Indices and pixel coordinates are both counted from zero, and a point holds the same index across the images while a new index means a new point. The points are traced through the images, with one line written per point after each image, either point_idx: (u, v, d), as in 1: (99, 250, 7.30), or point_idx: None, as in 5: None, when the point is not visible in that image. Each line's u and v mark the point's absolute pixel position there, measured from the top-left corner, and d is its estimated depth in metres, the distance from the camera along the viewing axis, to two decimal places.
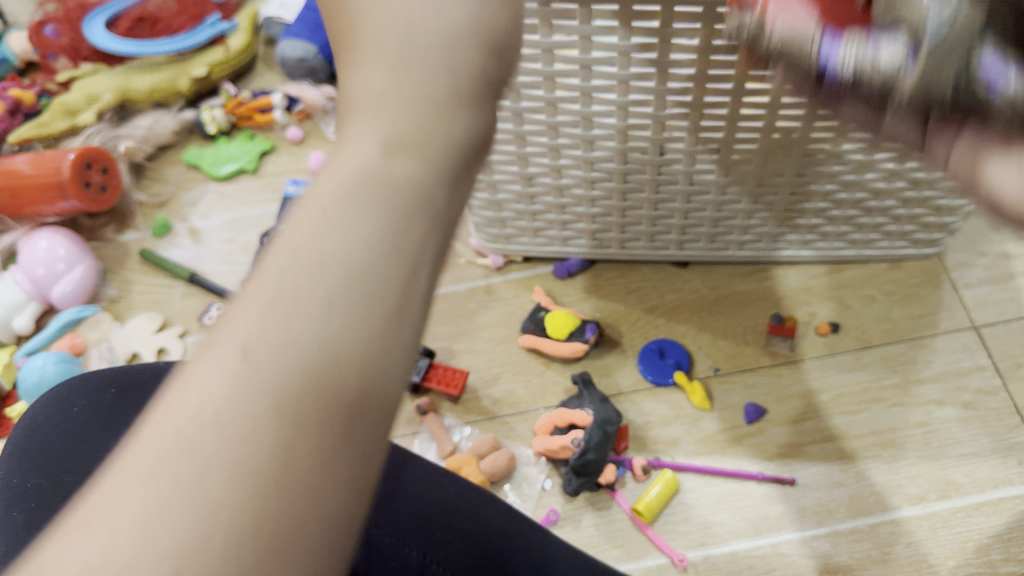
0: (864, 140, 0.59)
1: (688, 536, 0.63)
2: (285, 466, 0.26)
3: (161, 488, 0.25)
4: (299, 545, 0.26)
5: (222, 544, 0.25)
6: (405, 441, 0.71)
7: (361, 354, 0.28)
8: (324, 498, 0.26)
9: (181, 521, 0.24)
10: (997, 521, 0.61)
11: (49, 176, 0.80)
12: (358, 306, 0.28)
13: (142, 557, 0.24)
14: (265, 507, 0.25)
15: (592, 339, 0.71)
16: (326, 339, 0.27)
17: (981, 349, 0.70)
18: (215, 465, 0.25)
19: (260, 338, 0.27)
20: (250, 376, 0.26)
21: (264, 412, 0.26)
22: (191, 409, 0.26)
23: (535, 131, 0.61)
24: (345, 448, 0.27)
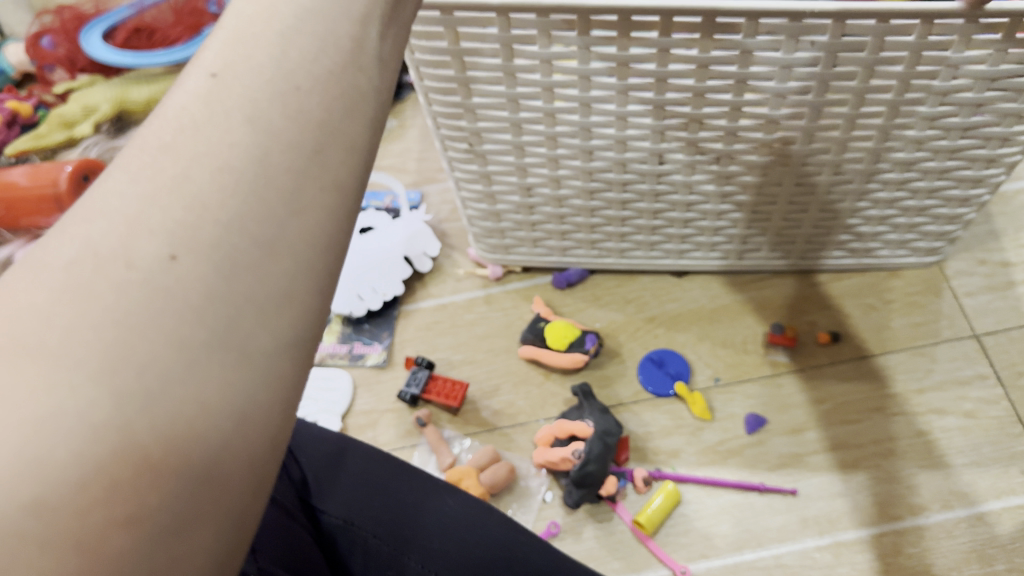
0: (863, 148, 0.59)
1: (690, 548, 0.63)
2: (264, 178, 0.25)
3: (145, 194, 0.24)
4: (283, 261, 0.25)
5: (210, 247, 0.24)
6: (404, 453, 0.70)
7: (337, 74, 0.27)
8: (307, 221, 0.25)
9: (167, 223, 0.23)
10: (1001, 531, 0.61)
11: (46, 188, 0.79)
12: (331, 25, 0.27)
13: (129, 253, 0.23)
14: (250, 214, 0.24)
15: (592, 350, 0.72)
16: (302, 56, 0.26)
17: (982, 357, 0.70)
18: (198, 171, 0.24)
19: (236, 59, 0.26)
20: (225, 89, 0.25)
21: (243, 121, 0.25)
22: (171, 124, 0.25)
23: (534, 142, 0.61)
24: (325, 168, 0.26)
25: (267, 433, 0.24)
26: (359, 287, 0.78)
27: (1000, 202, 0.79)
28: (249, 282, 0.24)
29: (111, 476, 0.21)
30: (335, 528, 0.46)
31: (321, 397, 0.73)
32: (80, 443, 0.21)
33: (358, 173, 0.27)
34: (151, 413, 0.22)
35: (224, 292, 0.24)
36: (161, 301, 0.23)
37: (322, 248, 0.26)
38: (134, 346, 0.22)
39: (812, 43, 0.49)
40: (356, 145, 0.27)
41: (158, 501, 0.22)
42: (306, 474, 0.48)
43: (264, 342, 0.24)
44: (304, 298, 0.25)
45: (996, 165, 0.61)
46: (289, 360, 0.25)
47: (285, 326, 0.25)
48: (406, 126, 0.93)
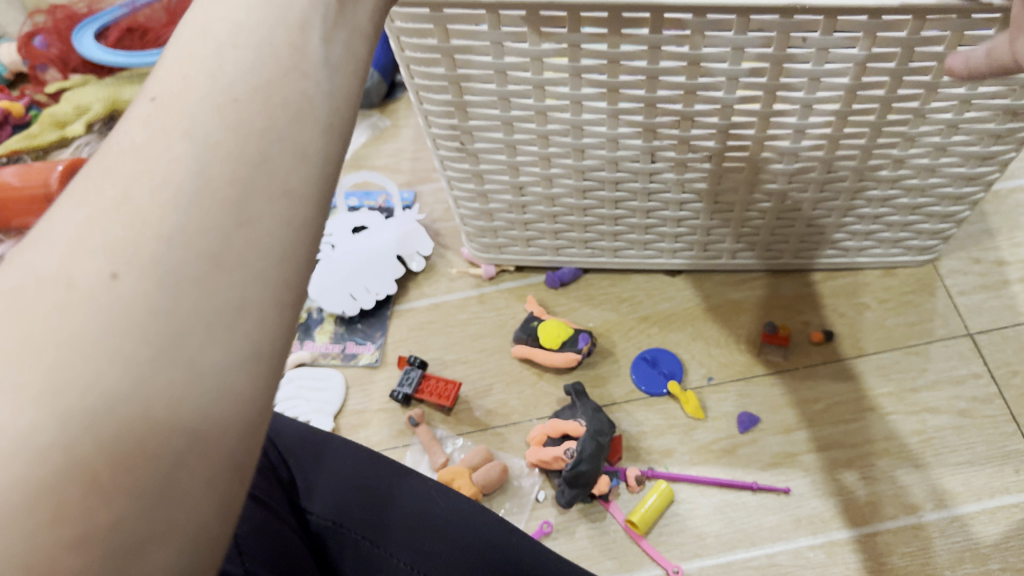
0: (856, 146, 0.59)
1: (683, 547, 0.63)
2: (208, 188, 0.25)
3: (89, 217, 0.24)
4: (232, 271, 0.25)
5: (155, 260, 0.23)
6: (396, 453, 0.70)
7: (277, 83, 0.27)
8: (256, 230, 0.25)
9: (109, 241, 0.23)
10: (995, 530, 0.61)
11: (37, 188, 0.79)
12: (266, 37, 0.27)
13: (71, 274, 0.23)
14: (195, 225, 0.24)
15: (585, 349, 0.71)
16: (236, 69, 0.26)
17: (976, 356, 0.70)
18: (139, 189, 0.24)
19: (172, 81, 0.26)
20: (163, 110, 0.26)
21: (183, 137, 0.25)
22: (114, 149, 0.25)
23: (525, 140, 0.61)
24: (273, 175, 0.26)
25: (223, 449, 0.24)
26: (351, 287, 0.78)
27: (994, 200, 0.79)
28: (197, 294, 0.24)
29: (56, 498, 0.21)
30: (325, 529, 0.46)
31: (314, 397, 0.73)
32: (22, 466, 0.21)
33: (313, 180, 0.27)
34: (98, 428, 0.22)
35: (172, 303, 0.23)
36: (104, 318, 0.23)
37: (276, 256, 0.26)
38: (77, 365, 0.22)
39: (804, 40, 0.49)
40: (307, 151, 0.27)
41: (107, 521, 0.22)
42: (295, 476, 0.48)
43: (217, 355, 0.24)
44: (259, 308, 0.25)
45: (989, 162, 0.60)
46: (247, 373, 0.25)
47: (238, 336, 0.24)
48: (399, 125, 0.93)
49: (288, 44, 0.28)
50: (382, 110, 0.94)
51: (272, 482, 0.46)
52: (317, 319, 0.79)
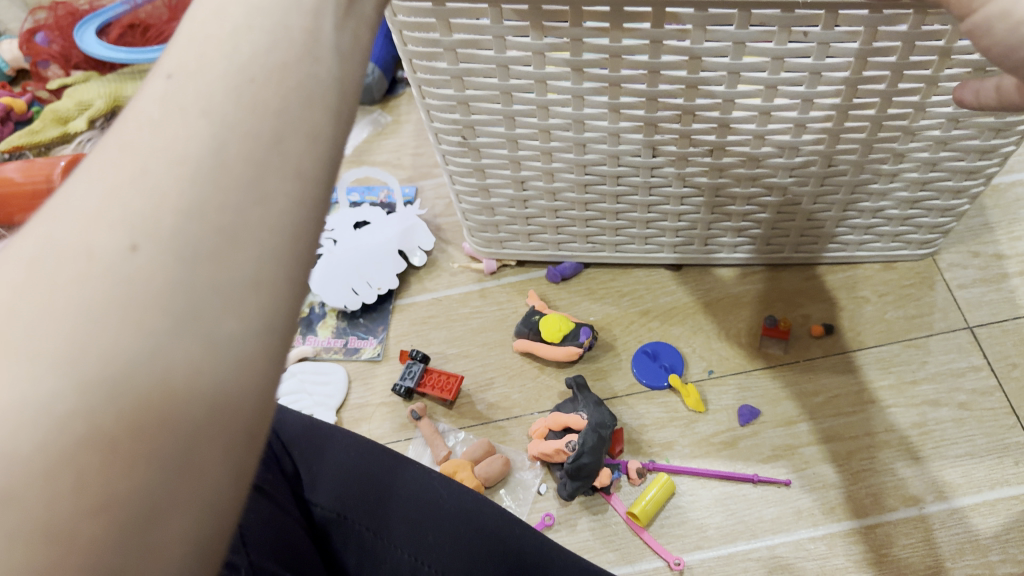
0: (856, 140, 0.59)
1: (685, 539, 0.63)
2: (224, 164, 0.25)
3: (107, 190, 0.24)
4: (249, 247, 0.25)
5: (175, 234, 0.24)
6: (398, 447, 0.70)
7: (291, 65, 0.27)
8: (271, 207, 0.26)
9: (127, 215, 0.24)
10: (995, 522, 0.61)
11: (40, 183, 0.80)
12: (282, 21, 0.28)
13: (89, 247, 0.23)
14: (213, 200, 0.24)
15: (587, 342, 0.71)
16: (254, 49, 0.27)
17: (975, 349, 0.70)
18: (156, 164, 0.24)
19: (188, 60, 0.26)
20: (179, 86, 0.26)
21: (199, 114, 0.25)
22: (130, 125, 0.25)
23: (527, 135, 0.61)
24: (287, 155, 0.26)
25: (239, 421, 0.24)
26: (353, 282, 0.78)
27: (994, 194, 0.79)
28: (214, 268, 0.24)
29: (79, 464, 0.21)
30: (328, 521, 0.46)
31: (316, 391, 0.73)
32: (47, 430, 0.21)
33: (323, 163, 0.28)
34: (119, 398, 0.22)
35: (190, 276, 0.24)
36: (122, 290, 0.23)
37: (289, 233, 0.26)
38: (99, 335, 0.22)
39: (805, 34, 0.49)
40: (319, 132, 0.28)
41: (128, 489, 0.22)
42: (300, 468, 0.48)
43: (234, 329, 0.24)
44: (275, 284, 0.25)
45: (989, 156, 0.61)
46: (261, 347, 0.25)
47: (254, 311, 0.25)
48: (400, 120, 0.93)
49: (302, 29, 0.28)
50: (383, 107, 0.95)
51: (277, 475, 0.46)
52: (319, 313, 0.79)
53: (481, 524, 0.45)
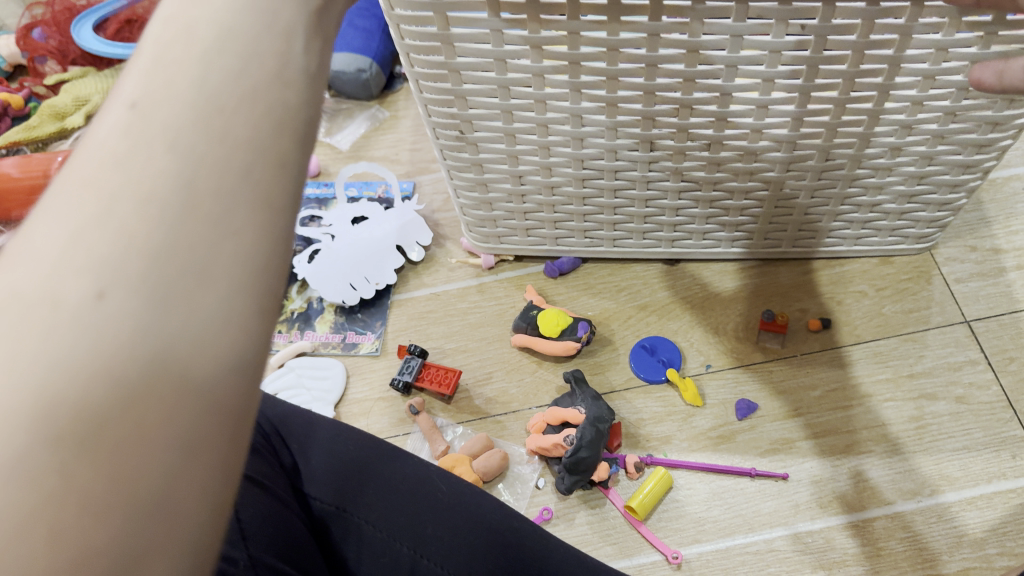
0: (854, 134, 0.59)
1: (682, 532, 0.63)
2: (193, 202, 0.25)
3: (72, 233, 0.24)
4: (220, 285, 0.24)
5: (143, 279, 0.23)
6: (397, 441, 0.70)
7: (262, 91, 0.27)
8: (243, 241, 0.25)
9: (93, 260, 0.23)
10: (992, 515, 0.61)
11: (39, 178, 0.80)
12: (254, 43, 0.27)
13: (55, 294, 0.23)
14: (182, 240, 0.24)
15: (584, 337, 0.71)
16: (224, 76, 0.26)
17: (973, 343, 0.70)
18: (122, 204, 0.24)
19: (153, 86, 0.25)
20: (145, 118, 0.25)
21: (166, 149, 0.25)
22: (94, 157, 0.25)
23: (525, 129, 0.61)
24: (258, 183, 0.26)
25: (215, 461, 0.24)
26: (352, 277, 0.78)
27: (991, 188, 0.79)
28: (184, 311, 0.24)
29: (49, 523, 0.21)
30: (326, 515, 0.46)
31: (314, 386, 0.73)
32: (13, 496, 0.21)
33: (295, 189, 0.27)
34: (87, 456, 0.22)
35: (157, 325, 0.23)
36: (90, 341, 0.23)
37: (261, 264, 0.26)
38: (66, 392, 0.22)
39: (802, 27, 0.50)
40: (291, 156, 0.27)
41: (101, 543, 0.22)
42: (298, 461, 0.48)
43: (205, 372, 0.24)
44: (247, 321, 0.25)
45: (987, 150, 0.61)
46: (234, 386, 0.25)
47: (226, 351, 0.24)
48: (398, 116, 0.93)
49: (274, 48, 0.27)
50: (380, 102, 0.95)
51: (274, 467, 0.46)
52: (317, 308, 0.79)
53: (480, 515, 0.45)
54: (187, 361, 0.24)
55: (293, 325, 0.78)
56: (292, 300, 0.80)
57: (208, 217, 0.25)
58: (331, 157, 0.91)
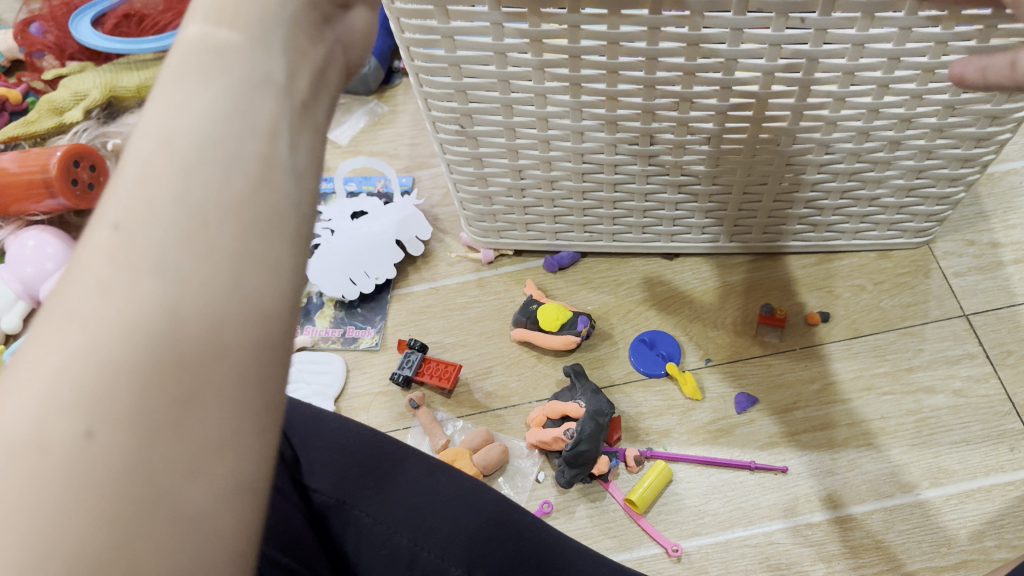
0: (853, 128, 0.59)
1: (682, 525, 0.63)
2: (180, 324, 0.25)
3: (57, 367, 0.24)
4: (211, 407, 0.25)
5: (132, 411, 0.24)
6: (397, 435, 0.70)
7: (247, 200, 0.27)
8: (232, 358, 0.25)
9: (79, 397, 0.23)
10: (990, 507, 0.62)
11: (37, 173, 0.79)
12: (235, 152, 0.27)
13: (43, 436, 0.23)
14: (169, 364, 0.24)
15: (583, 332, 0.72)
16: (205, 189, 0.26)
17: (971, 337, 0.70)
18: (107, 335, 0.24)
19: (135, 208, 0.26)
20: (129, 240, 0.25)
21: (150, 272, 0.25)
22: (77, 286, 0.25)
23: (525, 123, 0.61)
24: (247, 294, 0.26)
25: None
26: (351, 271, 0.78)
27: (989, 182, 0.79)
28: (175, 439, 0.24)
29: None
30: (328, 507, 0.45)
31: (314, 380, 0.73)
32: None
33: (286, 297, 0.27)
34: None
35: (146, 463, 0.23)
36: (81, 480, 0.23)
37: (254, 377, 0.26)
38: (59, 532, 0.22)
39: (802, 20, 0.50)
40: (281, 262, 0.27)
41: None
42: (298, 454, 0.47)
43: (200, 499, 0.24)
44: (240, 442, 0.25)
45: (986, 144, 0.61)
46: (232, 510, 0.25)
47: (218, 475, 0.25)
48: (397, 110, 0.93)
49: (257, 152, 0.28)
50: (379, 97, 0.95)
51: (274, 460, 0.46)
52: (316, 303, 0.79)
53: (482, 507, 0.45)
54: (179, 489, 0.24)
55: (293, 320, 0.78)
56: None
57: (196, 339, 0.25)
58: (329, 152, 0.91)
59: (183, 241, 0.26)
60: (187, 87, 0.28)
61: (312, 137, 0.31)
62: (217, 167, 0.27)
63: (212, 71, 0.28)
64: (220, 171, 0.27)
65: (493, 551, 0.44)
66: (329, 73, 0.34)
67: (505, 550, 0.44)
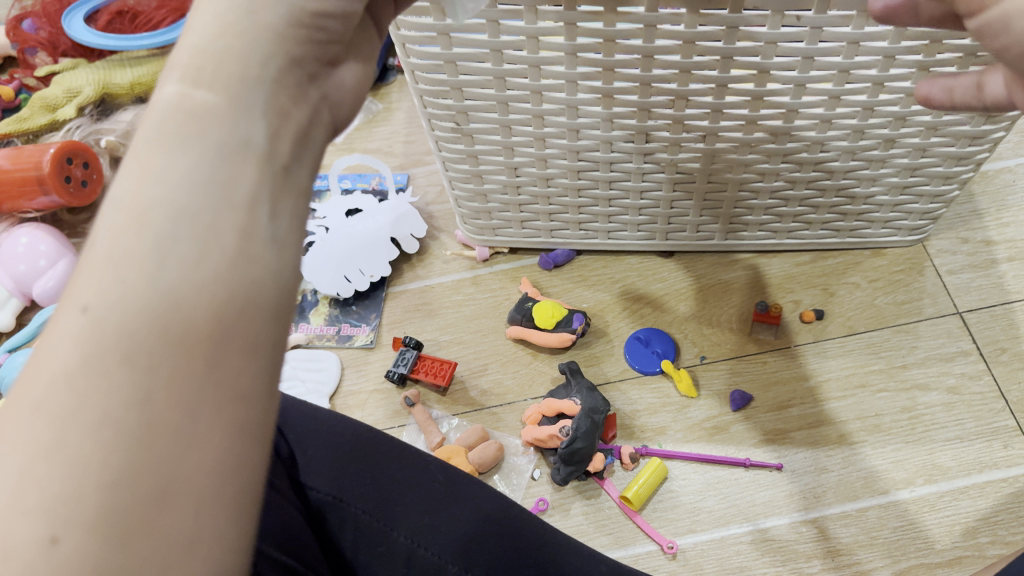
0: (847, 126, 0.60)
1: (677, 522, 0.63)
2: (151, 421, 0.25)
3: (24, 467, 0.24)
4: (182, 504, 0.25)
5: (100, 514, 0.24)
6: (392, 433, 0.70)
7: (224, 277, 0.27)
8: (205, 450, 0.25)
9: (45, 499, 0.23)
10: (984, 504, 0.62)
11: (30, 171, 0.79)
12: (212, 226, 0.27)
13: (7, 541, 0.23)
14: (139, 463, 0.24)
15: (579, 329, 0.71)
16: (181, 267, 0.26)
17: (965, 334, 0.70)
18: (75, 430, 0.24)
19: (106, 289, 0.25)
20: (99, 326, 0.25)
21: (120, 363, 0.25)
22: (45, 376, 0.25)
23: (521, 121, 0.61)
24: (223, 380, 0.26)
25: None
26: (346, 269, 0.78)
27: (982, 180, 0.80)
28: (144, 540, 0.24)
29: None
30: (324, 505, 0.46)
31: (309, 378, 0.73)
32: None
33: (263, 376, 0.27)
34: None
35: (113, 565, 0.24)
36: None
37: (229, 467, 0.26)
38: None
39: (798, 18, 0.50)
40: (257, 342, 0.27)
41: None
42: (294, 452, 0.47)
43: None
44: (213, 536, 0.25)
45: (980, 141, 0.61)
46: None
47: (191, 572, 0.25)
48: (392, 108, 0.93)
49: (233, 228, 0.27)
50: (374, 94, 0.94)
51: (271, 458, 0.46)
52: (311, 301, 0.79)
53: (479, 505, 0.45)
54: None
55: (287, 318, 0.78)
56: None
57: (167, 435, 0.25)
58: None
59: (156, 330, 0.25)
60: (164, 152, 0.27)
61: (295, 199, 0.30)
62: (194, 244, 0.26)
63: (191, 132, 0.28)
64: (198, 248, 0.26)
65: (492, 549, 0.44)
66: (317, 123, 0.33)
67: (502, 548, 0.44)
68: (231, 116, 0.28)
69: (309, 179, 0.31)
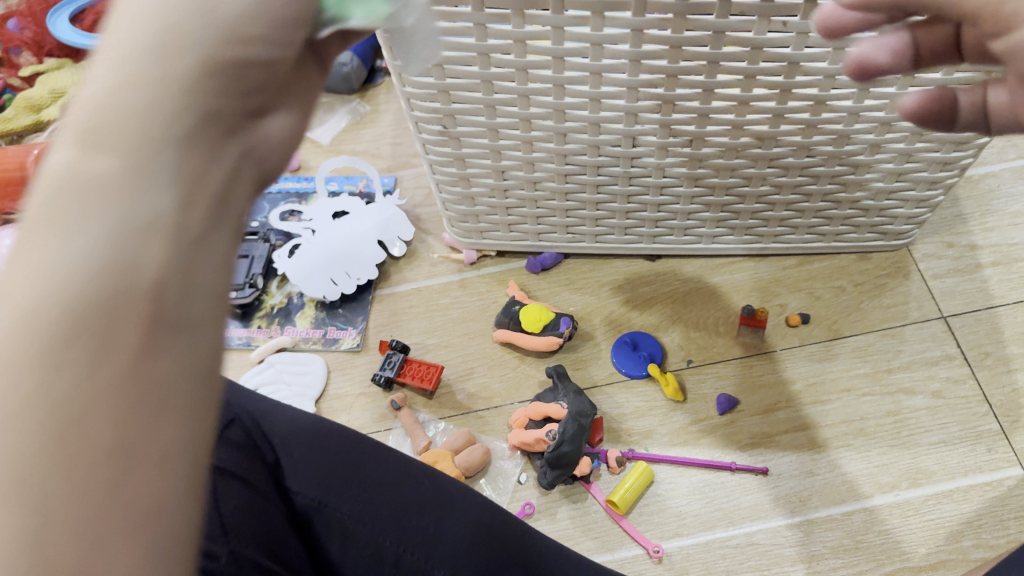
0: (833, 131, 0.60)
1: (663, 526, 0.63)
2: (44, 558, 0.22)
3: None
4: None
5: None
6: (378, 437, 0.70)
7: (125, 383, 0.24)
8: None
9: None
10: (968, 508, 0.62)
11: (14, 171, 0.79)
12: (111, 325, 0.24)
13: None
14: None
15: (566, 333, 0.71)
16: (72, 379, 0.23)
17: (949, 339, 0.71)
18: None
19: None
20: None
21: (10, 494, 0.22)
22: None
23: (508, 124, 0.61)
24: (131, 501, 0.23)
25: None
26: (333, 271, 0.77)
27: (967, 185, 0.80)
28: None
29: None
30: (309, 509, 0.45)
31: (294, 382, 0.73)
32: None
33: (184, 484, 0.25)
34: None
35: None
36: None
37: None
38: None
39: (784, 24, 0.50)
40: (173, 446, 0.24)
41: None
42: (280, 458, 0.46)
43: None
44: None
45: (964, 147, 0.61)
46: None
47: None
48: (379, 110, 0.93)
49: (134, 325, 0.24)
50: (361, 96, 0.94)
51: (257, 463, 0.45)
52: (297, 303, 0.78)
53: (466, 510, 0.45)
54: None
55: (273, 321, 0.77)
56: (272, 295, 0.79)
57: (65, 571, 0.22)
58: (311, 151, 0.90)
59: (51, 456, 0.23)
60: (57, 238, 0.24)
61: (220, 264, 0.27)
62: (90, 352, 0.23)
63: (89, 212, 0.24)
64: (94, 355, 0.23)
65: (479, 554, 0.43)
66: (253, 157, 0.29)
67: (490, 553, 0.44)
68: (135, 186, 0.25)
69: (236, 235, 0.28)
